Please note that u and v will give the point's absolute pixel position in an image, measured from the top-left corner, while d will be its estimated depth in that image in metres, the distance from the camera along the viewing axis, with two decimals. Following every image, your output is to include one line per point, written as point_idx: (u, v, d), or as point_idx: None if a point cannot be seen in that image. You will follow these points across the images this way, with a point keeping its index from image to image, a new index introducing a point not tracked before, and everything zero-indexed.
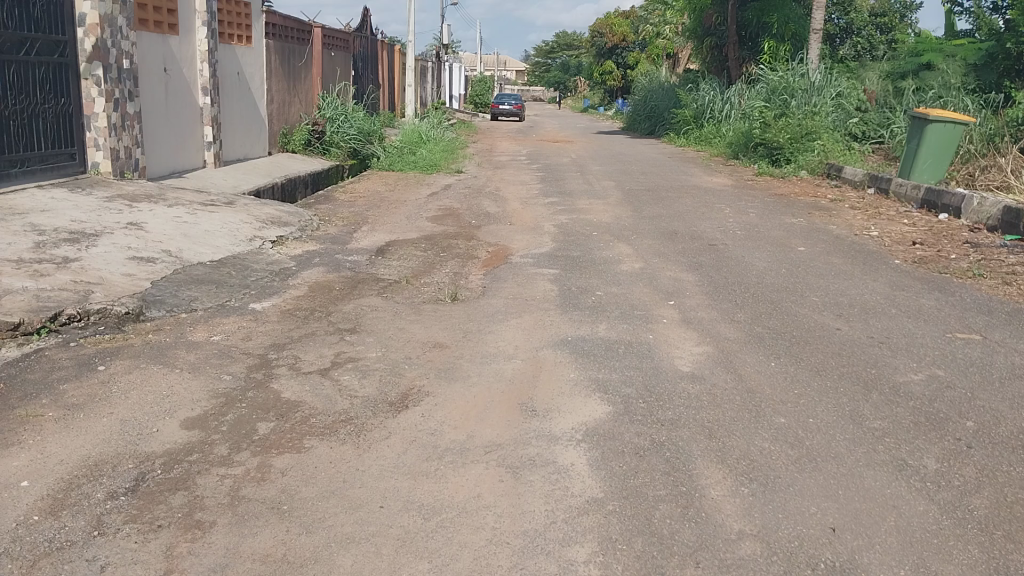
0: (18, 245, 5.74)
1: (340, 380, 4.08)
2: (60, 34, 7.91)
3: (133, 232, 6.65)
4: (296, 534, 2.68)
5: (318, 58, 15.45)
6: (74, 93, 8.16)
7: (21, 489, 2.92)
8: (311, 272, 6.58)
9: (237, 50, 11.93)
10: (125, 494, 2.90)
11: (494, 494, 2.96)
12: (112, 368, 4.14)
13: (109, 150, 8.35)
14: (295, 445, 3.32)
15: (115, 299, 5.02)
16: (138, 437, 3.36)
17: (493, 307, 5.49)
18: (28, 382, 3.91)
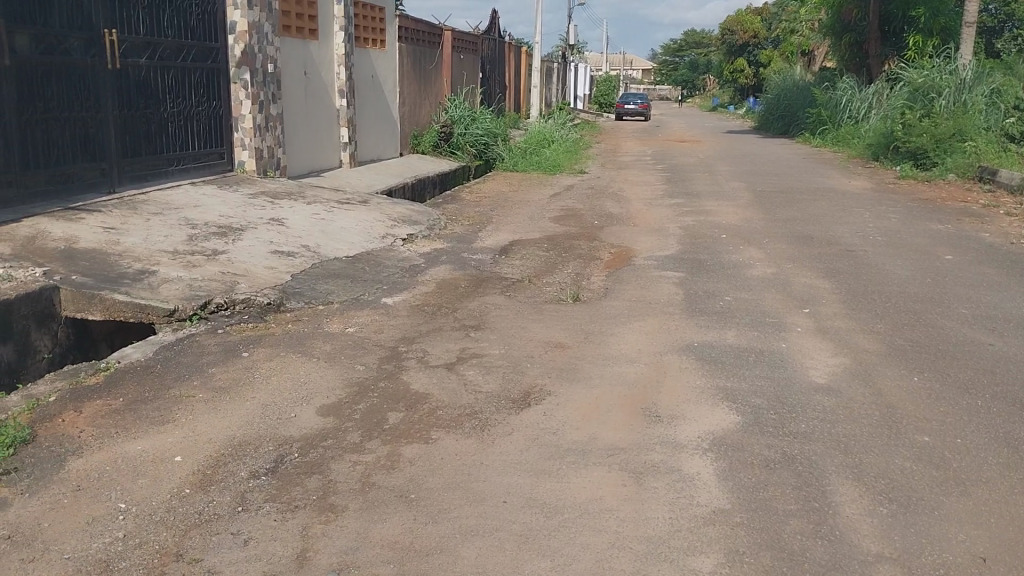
0: (174, 237, 6.18)
1: (466, 374, 4.17)
2: (213, 41, 8.47)
3: (275, 227, 7.04)
4: (422, 523, 2.76)
5: (448, 60, 15.81)
6: (224, 97, 8.72)
7: (174, 464, 3.15)
8: (438, 269, 6.75)
9: (372, 53, 12.39)
10: (266, 474, 3.08)
11: (617, 497, 2.95)
12: (256, 355, 4.41)
13: (254, 149, 8.89)
14: (422, 437, 3.42)
15: (259, 290, 5.33)
16: (279, 421, 3.56)
17: (617, 309, 5.45)
18: (181, 364, 4.22)
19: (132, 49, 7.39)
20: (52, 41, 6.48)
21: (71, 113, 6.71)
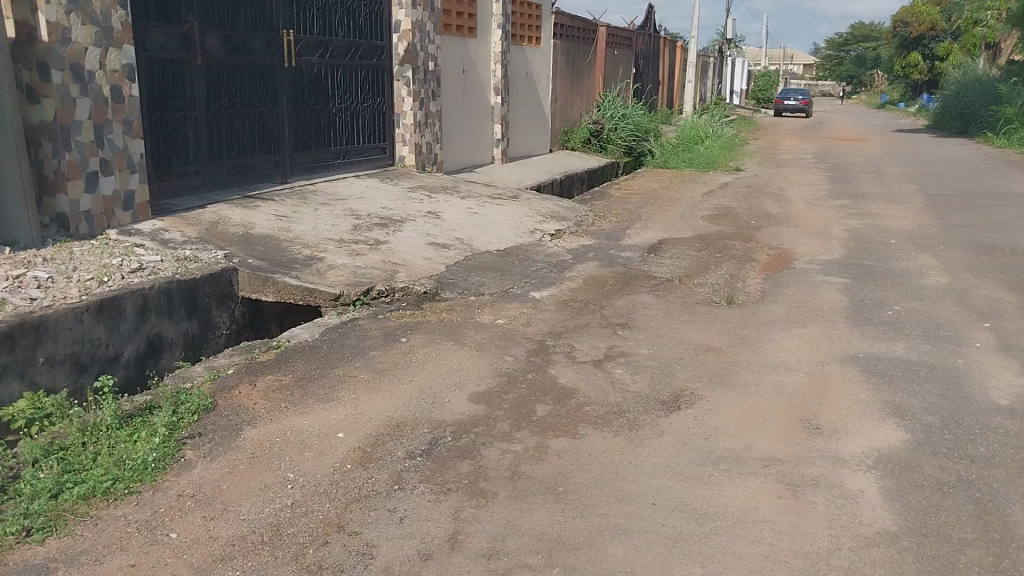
0: (340, 227, 6.53)
1: (614, 373, 4.15)
2: (379, 40, 8.86)
3: (431, 220, 7.28)
4: (571, 517, 2.77)
5: (601, 57, 15.74)
6: (387, 93, 9.10)
7: (337, 439, 3.33)
8: (587, 265, 6.75)
9: (528, 50, 12.55)
10: (421, 456, 3.20)
11: (772, 509, 2.84)
12: (412, 341, 4.58)
13: (413, 144, 9.25)
14: (571, 431, 3.44)
15: (416, 279, 5.54)
16: (433, 405, 3.68)
17: (774, 314, 5.24)
18: (344, 346, 4.45)
19: (307, 48, 7.86)
20: (238, 41, 6.98)
21: (251, 108, 7.22)
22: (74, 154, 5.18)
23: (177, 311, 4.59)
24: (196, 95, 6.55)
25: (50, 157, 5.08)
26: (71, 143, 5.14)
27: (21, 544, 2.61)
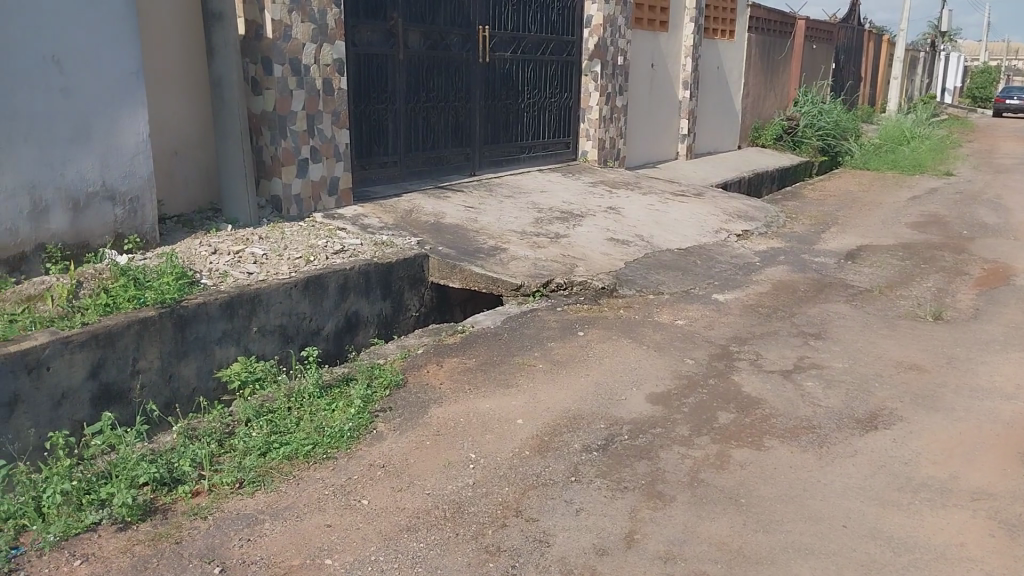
0: (524, 219, 6.66)
1: (803, 385, 3.94)
2: (570, 34, 8.93)
3: (614, 215, 7.25)
4: (752, 530, 2.67)
5: (799, 51, 14.97)
6: (575, 88, 9.16)
7: (516, 426, 3.40)
8: (775, 269, 6.46)
9: (720, 44, 12.16)
10: (598, 451, 3.20)
11: (982, 548, 2.58)
12: (591, 336, 4.59)
13: (598, 139, 9.26)
14: (754, 441, 3.31)
15: (596, 274, 5.53)
16: (612, 401, 3.67)
17: (989, 334, 4.77)
18: (524, 336, 4.54)
19: (500, 44, 8.06)
20: (437, 37, 7.28)
21: (446, 102, 7.51)
22: (289, 142, 5.62)
23: (373, 291, 4.87)
24: (397, 88, 6.91)
25: (269, 145, 5.56)
26: (287, 132, 5.59)
27: (235, 494, 2.88)
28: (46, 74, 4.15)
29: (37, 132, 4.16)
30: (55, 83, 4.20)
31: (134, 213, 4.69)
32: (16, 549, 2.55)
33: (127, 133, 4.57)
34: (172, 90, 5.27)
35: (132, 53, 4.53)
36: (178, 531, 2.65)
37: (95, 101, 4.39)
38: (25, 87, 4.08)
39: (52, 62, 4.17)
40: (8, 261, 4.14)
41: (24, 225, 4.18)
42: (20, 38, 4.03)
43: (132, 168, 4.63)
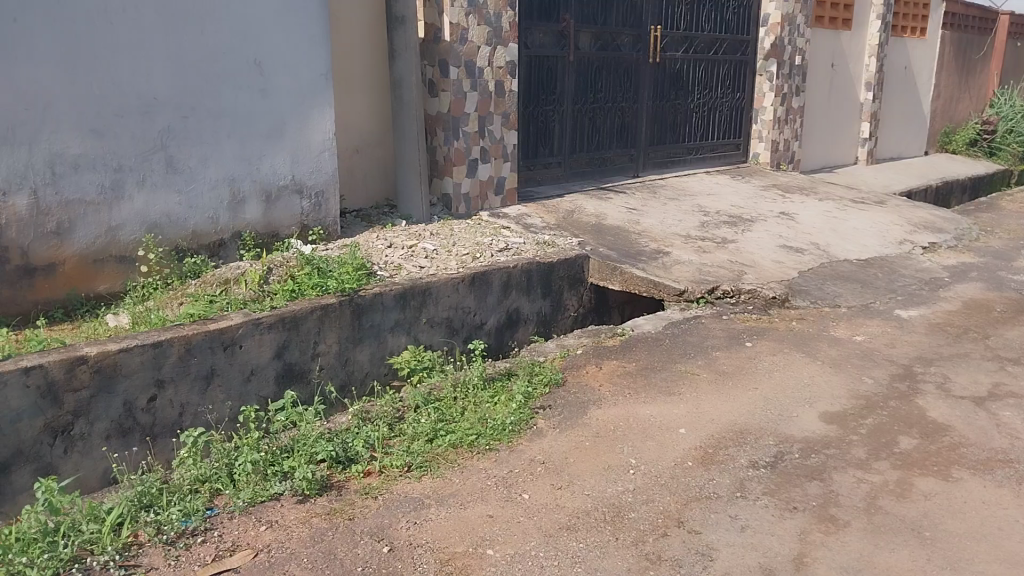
0: (689, 223, 6.51)
1: (1000, 415, 3.60)
2: (745, 34, 8.64)
3: (785, 221, 6.94)
4: (938, 567, 2.47)
5: (1001, 49, 13.69)
6: (748, 89, 8.86)
7: (679, 435, 3.33)
8: (968, 286, 5.94)
9: (910, 42, 11.35)
10: (765, 467, 3.07)
11: None
12: (758, 347, 4.41)
13: (770, 142, 8.90)
14: (941, 472, 3.06)
15: (765, 283, 5.30)
16: (781, 417, 3.52)
17: None
18: (688, 343, 4.42)
19: (672, 44, 7.92)
20: (608, 38, 7.26)
21: (614, 103, 7.48)
22: (461, 142, 5.79)
23: (534, 289, 4.92)
24: (566, 89, 6.95)
25: (442, 145, 5.76)
26: (459, 133, 5.76)
27: (404, 477, 3.01)
28: (248, 76, 4.52)
29: (239, 129, 4.53)
30: (255, 85, 4.56)
31: (319, 207, 4.98)
32: (211, 510, 2.79)
33: (316, 131, 4.87)
34: (356, 91, 5.57)
35: (324, 56, 4.82)
36: (351, 508, 2.80)
37: (289, 101, 4.72)
38: (231, 88, 4.46)
39: (254, 65, 4.53)
40: (210, 247, 4.55)
41: (224, 215, 4.57)
42: (228, 43, 4.41)
43: (320, 164, 4.92)
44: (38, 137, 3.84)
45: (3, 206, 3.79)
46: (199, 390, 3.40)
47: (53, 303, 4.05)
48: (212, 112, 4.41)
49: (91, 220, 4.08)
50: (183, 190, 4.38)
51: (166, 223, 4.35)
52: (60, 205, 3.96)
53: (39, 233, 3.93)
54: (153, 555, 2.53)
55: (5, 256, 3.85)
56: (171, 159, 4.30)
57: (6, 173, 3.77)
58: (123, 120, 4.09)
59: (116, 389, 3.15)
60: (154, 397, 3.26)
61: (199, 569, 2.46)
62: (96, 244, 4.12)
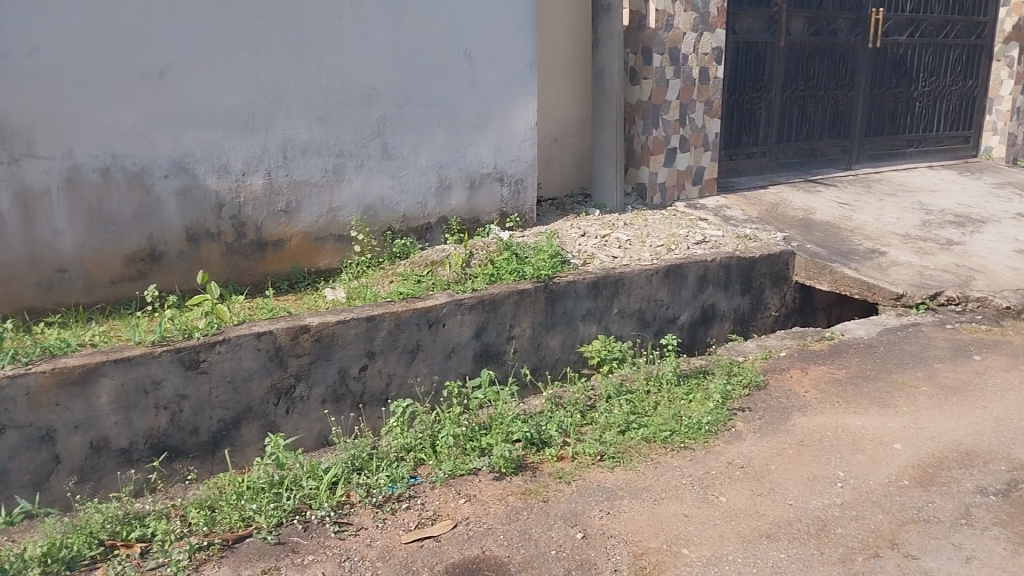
0: (908, 221, 5.99)
1: None
2: (982, 15, 7.82)
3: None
4: None
5: None
6: (982, 75, 8.02)
7: (893, 451, 3.08)
8: None
9: None
10: (996, 494, 2.78)
11: None
12: (989, 362, 3.99)
13: (1007, 134, 8.00)
14: None
15: (998, 291, 4.78)
16: (1016, 441, 3.16)
17: None
18: (905, 352, 4.08)
19: (895, 27, 7.33)
20: (823, 22, 6.84)
21: (826, 91, 7.04)
22: (661, 131, 5.69)
23: (733, 286, 4.66)
24: (774, 77, 6.63)
25: (641, 133, 5.68)
26: (659, 121, 5.66)
27: (596, 465, 3.02)
28: (459, 66, 4.69)
29: (448, 117, 4.71)
30: (465, 74, 4.71)
31: (518, 194, 5.08)
32: (414, 479, 2.95)
33: (520, 120, 4.96)
34: (559, 80, 5.63)
35: (531, 46, 4.89)
36: (545, 490, 2.85)
37: (496, 90, 4.84)
38: (442, 78, 4.65)
39: (465, 55, 4.69)
40: (416, 230, 4.78)
41: (431, 200, 4.77)
42: (442, 35, 4.59)
43: (521, 152, 5.01)
44: (275, 123, 4.21)
45: (243, 185, 4.19)
46: (405, 363, 3.57)
47: (280, 275, 4.43)
48: (424, 101, 4.62)
49: (315, 201, 4.41)
50: (395, 175, 4.62)
51: (379, 206, 4.61)
52: (289, 186, 4.32)
53: (271, 211, 4.31)
54: (363, 515, 2.72)
55: (242, 231, 4.26)
56: (386, 145, 4.55)
57: (246, 156, 4.16)
58: (347, 108, 4.39)
59: (332, 357, 3.38)
60: (365, 367, 3.47)
61: (403, 533, 2.61)
62: (319, 222, 4.46)
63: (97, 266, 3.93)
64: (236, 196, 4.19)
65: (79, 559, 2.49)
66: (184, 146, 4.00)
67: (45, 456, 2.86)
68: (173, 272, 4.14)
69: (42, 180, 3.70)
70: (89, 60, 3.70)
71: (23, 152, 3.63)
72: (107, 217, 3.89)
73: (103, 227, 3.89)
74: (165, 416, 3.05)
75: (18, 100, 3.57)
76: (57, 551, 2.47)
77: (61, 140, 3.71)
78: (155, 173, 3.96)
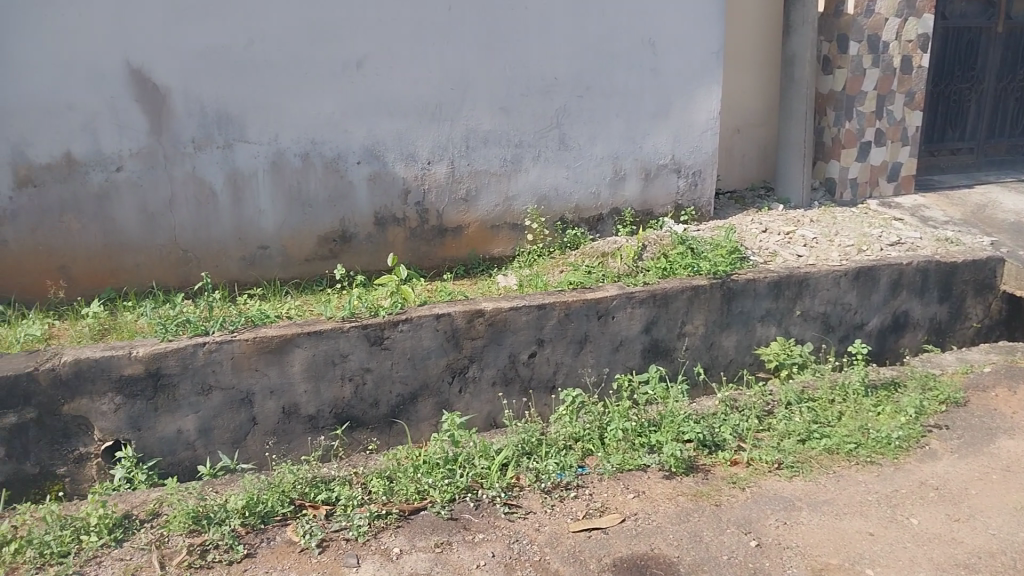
0: None
1: None
2: None
3: None
4: None
5: None
6: None
7: None
8: None
9: None
10: None
11: None
12: None
13: None
14: None
15: None
16: None
17: None
18: None
19: None
20: None
21: None
22: (855, 123, 5.34)
23: (930, 292, 4.30)
24: (987, 65, 6.04)
25: (832, 126, 5.37)
26: (853, 113, 5.31)
27: (772, 474, 2.99)
28: (641, 56, 4.61)
29: (627, 108, 4.66)
30: (647, 64, 4.64)
31: (695, 187, 4.95)
32: (582, 468, 3.02)
33: (701, 111, 4.81)
34: (745, 69, 5.42)
35: (717, 35, 4.73)
36: (717, 493, 2.86)
37: (678, 81, 4.73)
38: (624, 68, 4.60)
39: (648, 45, 4.61)
40: (589, 221, 4.78)
41: (606, 191, 4.75)
42: (626, 24, 4.54)
43: (701, 144, 4.87)
44: (459, 114, 4.34)
45: (427, 173, 4.36)
46: (573, 353, 3.54)
47: (457, 261, 4.58)
48: (604, 91, 4.59)
49: (494, 190, 4.51)
50: (572, 165, 4.63)
51: (554, 196, 4.65)
52: (470, 175, 4.44)
53: (451, 199, 4.45)
54: (531, 499, 2.83)
55: (424, 217, 4.43)
56: (564, 135, 4.57)
57: (431, 145, 4.33)
58: (528, 99, 4.45)
59: (504, 341, 3.42)
60: (534, 354, 3.48)
61: (572, 522, 2.70)
62: (496, 211, 4.55)
63: (295, 245, 4.25)
64: (420, 183, 4.37)
65: (273, 514, 2.71)
66: (375, 135, 4.22)
67: (244, 416, 3.11)
68: (360, 254, 4.38)
69: (251, 164, 4.06)
70: (296, 54, 4.00)
71: (237, 138, 4.01)
72: (305, 200, 4.19)
73: (301, 209, 4.20)
74: (350, 387, 3.23)
75: (234, 90, 3.94)
76: (254, 505, 2.69)
77: (269, 128, 4.04)
78: (349, 160, 4.21)
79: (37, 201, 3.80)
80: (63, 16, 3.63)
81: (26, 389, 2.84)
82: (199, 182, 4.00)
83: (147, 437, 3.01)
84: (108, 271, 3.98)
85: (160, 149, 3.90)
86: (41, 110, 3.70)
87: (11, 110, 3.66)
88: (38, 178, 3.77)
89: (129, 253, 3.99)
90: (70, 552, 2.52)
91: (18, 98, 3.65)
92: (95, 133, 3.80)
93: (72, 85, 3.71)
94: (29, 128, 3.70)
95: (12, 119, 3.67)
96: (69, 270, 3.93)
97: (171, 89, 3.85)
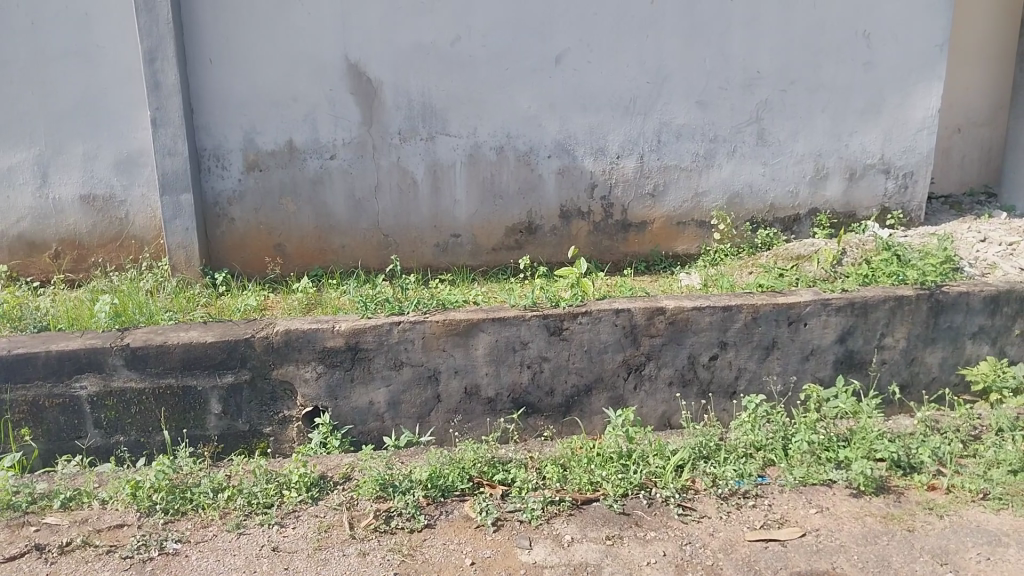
0: None
1: None
2: None
3: None
4: None
5: None
6: None
7: None
8: None
9: None
10: None
11: None
12: None
13: None
14: None
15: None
16: None
17: None
18: None
19: None
20: None
21: None
22: None
23: None
24: None
25: None
26: None
27: (976, 504, 2.77)
28: (852, 49, 4.35)
29: (834, 104, 4.42)
30: (859, 58, 4.37)
31: (904, 188, 4.60)
32: (762, 478, 2.93)
33: (917, 108, 4.46)
34: (972, 63, 5.21)
35: (942, 26, 4.35)
36: (911, 519, 2.69)
37: (893, 75, 4.41)
38: (833, 62, 4.36)
39: (861, 38, 4.34)
40: (784, 221, 4.60)
41: (805, 189, 4.54)
42: (840, 16, 4.29)
43: (914, 143, 4.53)
44: (654, 107, 4.31)
45: (616, 167, 4.37)
46: (757, 358, 3.41)
47: (639, 256, 4.56)
48: (809, 86, 4.38)
49: (683, 185, 4.45)
50: (769, 163, 4.47)
51: (748, 193, 4.51)
52: (660, 170, 4.40)
53: (637, 194, 4.43)
54: (706, 504, 2.78)
55: (611, 212, 4.45)
56: (764, 131, 4.41)
57: (623, 139, 4.33)
58: (728, 92, 4.33)
59: (685, 342, 3.35)
60: (716, 356, 3.39)
61: (748, 531, 2.64)
62: (683, 208, 4.49)
63: (484, 232, 4.42)
64: (608, 177, 4.39)
65: (453, 489, 2.85)
66: (569, 129, 4.29)
67: (430, 393, 3.28)
68: (544, 245, 4.48)
69: (451, 155, 4.26)
70: (499, 49, 4.14)
71: (439, 130, 4.22)
72: (496, 191, 4.34)
73: (492, 201, 4.35)
74: (528, 373, 3.31)
75: (441, 83, 4.15)
76: (436, 479, 2.85)
77: (469, 121, 4.22)
78: (541, 153, 4.31)
79: (261, 183, 4.19)
80: (295, 16, 3.98)
81: (243, 353, 3.13)
82: (401, 171, 4.26)
83: (342, 406, 3.25)
84: (318, 250, 4.33)
85: (370, 139, 4.19)
86: (271, 101, 4.08)
87: (246, 101, 4.06)
88: (263, 162, 4.16)
89: (337, 236, 4.32)
90: (273, 504, 2.78)
91: (252, 91, 4.05)
92: (315, 123, 4.14)
93: (299, 79, 4.06)
94: (260, 118, 4.09)
95: (246, 110, 4.08)
96: (284, 248, 4.32)
97: (383, 83, 4.12)
